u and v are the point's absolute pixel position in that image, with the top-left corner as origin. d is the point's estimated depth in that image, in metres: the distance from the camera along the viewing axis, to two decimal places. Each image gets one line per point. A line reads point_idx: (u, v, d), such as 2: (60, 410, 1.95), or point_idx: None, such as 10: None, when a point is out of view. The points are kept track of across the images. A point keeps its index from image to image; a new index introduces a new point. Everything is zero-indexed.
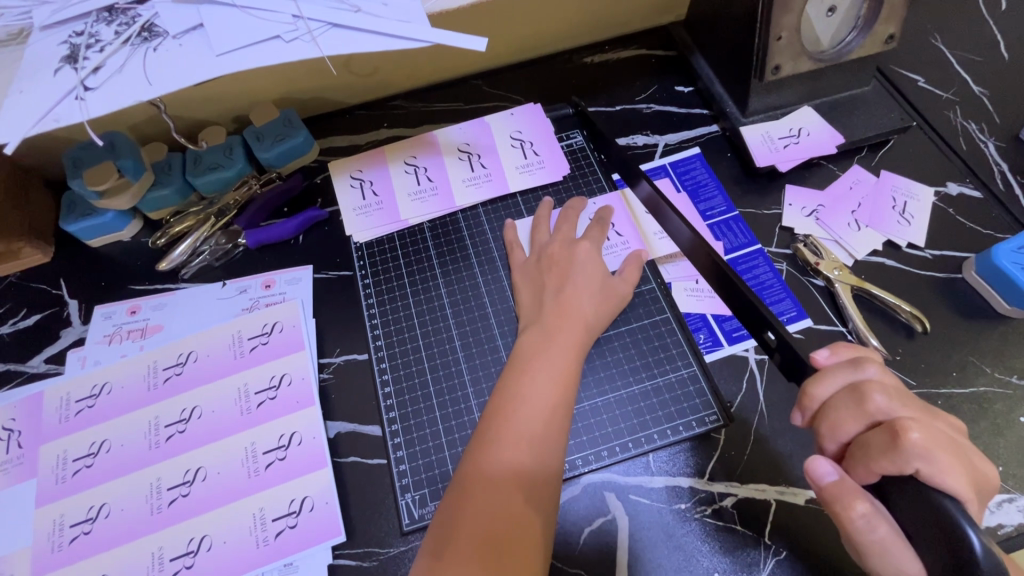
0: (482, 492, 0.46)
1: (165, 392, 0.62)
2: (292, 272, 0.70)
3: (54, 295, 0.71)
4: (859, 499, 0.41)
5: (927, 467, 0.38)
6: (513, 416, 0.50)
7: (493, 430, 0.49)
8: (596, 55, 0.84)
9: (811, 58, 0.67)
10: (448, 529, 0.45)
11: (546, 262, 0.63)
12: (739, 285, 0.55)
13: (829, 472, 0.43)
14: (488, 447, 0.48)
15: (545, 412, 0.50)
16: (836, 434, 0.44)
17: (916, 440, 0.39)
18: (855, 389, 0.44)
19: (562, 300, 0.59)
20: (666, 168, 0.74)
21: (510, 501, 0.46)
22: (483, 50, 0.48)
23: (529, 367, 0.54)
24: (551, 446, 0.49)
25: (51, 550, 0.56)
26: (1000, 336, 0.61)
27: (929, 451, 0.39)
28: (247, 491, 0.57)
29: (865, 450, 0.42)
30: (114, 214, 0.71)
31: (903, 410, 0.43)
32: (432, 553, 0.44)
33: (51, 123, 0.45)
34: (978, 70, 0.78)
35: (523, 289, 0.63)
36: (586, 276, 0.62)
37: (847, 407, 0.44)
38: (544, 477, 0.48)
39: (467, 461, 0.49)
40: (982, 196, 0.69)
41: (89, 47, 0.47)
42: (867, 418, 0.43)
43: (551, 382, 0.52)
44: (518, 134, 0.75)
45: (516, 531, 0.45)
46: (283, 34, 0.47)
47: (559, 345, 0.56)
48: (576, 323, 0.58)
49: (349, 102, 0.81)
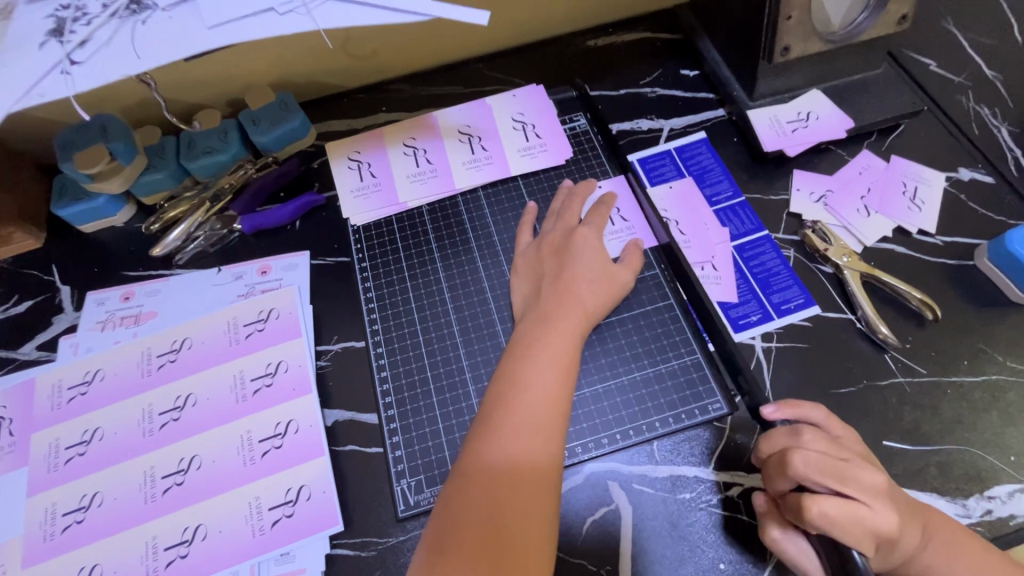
0: (489, 479, 0.45)
1: (159, 379, 0.61)
2: (288, 258, 0.68)
3: (46, 281, 0.70)
4: (773, 530, 0.49)
5: (827, 531, 0.44)
6: (518, 394, 0.49)
7: (497, 410, 0.48)
8: (599, 38, 0.82)
9: (821, 39, 0.65)
10: (451, 517, 0.44)
11: (547, 248, 0.62)
12: (703, 303, 0.61)
13: (761, 506, 0.50)
14: (493, 427, 0.47)
15: (547, 400, 0.49)
16: (771, 485, 0.49)
17: (814, 514, 0.44)
18: (781, 457, 0.47)
19: (560, 285, 0.57)
20: (672, 153, 0.73)
21: (519, 490, 0.45)
22: (485, 24, 0.45)
23: (532, 345, 0.52)
24: (558, 424, 0.48)
25: (43, 539, 0.55)
26: (1012, 323, 0.60)
27: (832, 523, 0.44)
28: (242, 478, 0.56)
29: (785, 506, 0.47)
30: (106, 199, 0.69)
31: (822, 480, 0.45)
32: (435, 544, 0.44)
33: (36, 99, 0.43)
34: (989, 53, 0.76)
35: (526, 271, 0.62)
36: (590, 259, 0.60)
37: (774, 470, 0.48)
38: (549, 451, 0.47)
39: (472, 444, 0.47)
40: (995, 181, 0.68)
41: (75, 19, 0.45)
42: (788, 482, 0.47)
43: (558, 359, 0.51)
44: (520, 116, 0.74)
45: (528, 510, 0.44)
46: (278, 6, 0.45)
47: (559, 325, 0.54)
48: (578, 306, 0.56)
49: (347, 85, 0.80)
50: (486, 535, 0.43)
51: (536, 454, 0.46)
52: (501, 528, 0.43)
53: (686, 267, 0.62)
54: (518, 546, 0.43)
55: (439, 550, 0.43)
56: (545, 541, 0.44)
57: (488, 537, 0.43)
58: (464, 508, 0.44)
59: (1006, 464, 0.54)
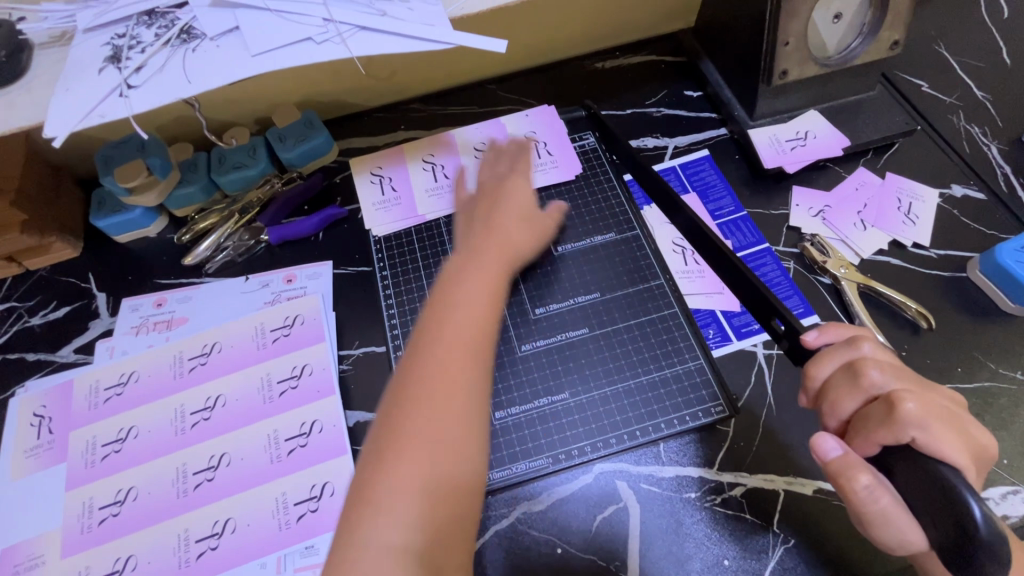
0: (418, 395, 0.43)
1: (190, 381, 0.64)
2: (312, 267, 0.72)
3: (83, 288, 0.74)
4: (863, 471, 0.41)
5: (922, 436, 0.40)
6: (450, 314, 0.47)
7: (428, 331, 0.46)
8: (607, 61, 0.87)
9: (817, 63, 0.69)
10: (386, 442, 0.41)
11: (481, 197, 0.62)
12: (752, 279, 0.55)
13: (834, 447, 0.42)
14: (423, 348, 0.45)
15: (479, 320, 0.47)
16: (836, 412, 0.45)
17: (910, 411, 0.41)
18: (851, 366, 0.45)
19: (493, 222, 0.58)
20: (676, 170, 0.76)
21: (451, 406, 0.43)
22: (503, 51, 0.49)
23: (459, 271, 0.51)
24: (486, 341, 0.47)
25: (81, 531, 0.58)
26: (1004, 332, 0.63)
27: (924, 421, 0.40)
28: (269, 475, 0.59)
29: (865, 422, 0.43)
30: (141, 211, 0.74)
31: (898, 382, 0.44)
32: (369, 471, 0.41)
33: (96, 119, 0.47)
34: (979, 75, 0.80)
35: (461, 216, 0.62)
36: (518, 203, 0.61)
37: (844, 384, 0.45)
38: (480, 360, 0.45)
39: (400, 369, 0.45)
40: (987, 197, 0.71)
41: (131, 48, 0.50)
42: (863, 393, 0.44)
43: (486, 283, 0.50)
44: (532, 134, 0.78)
45: (461, 417, 0.43)
46: (315, 36, 0.49)
47: (487, 255, 0.54)
48: (500, 246, 0.56)
49: (368, 105, 0.85)
50: (417, 452, 0.41)
51: (470, 374, 0.44)
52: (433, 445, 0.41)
53: (719, 243, 0.58)
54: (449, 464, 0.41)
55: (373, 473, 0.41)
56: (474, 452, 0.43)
57: (423, 455, 0.41)
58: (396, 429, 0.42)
59: (999, 466, 0.56)
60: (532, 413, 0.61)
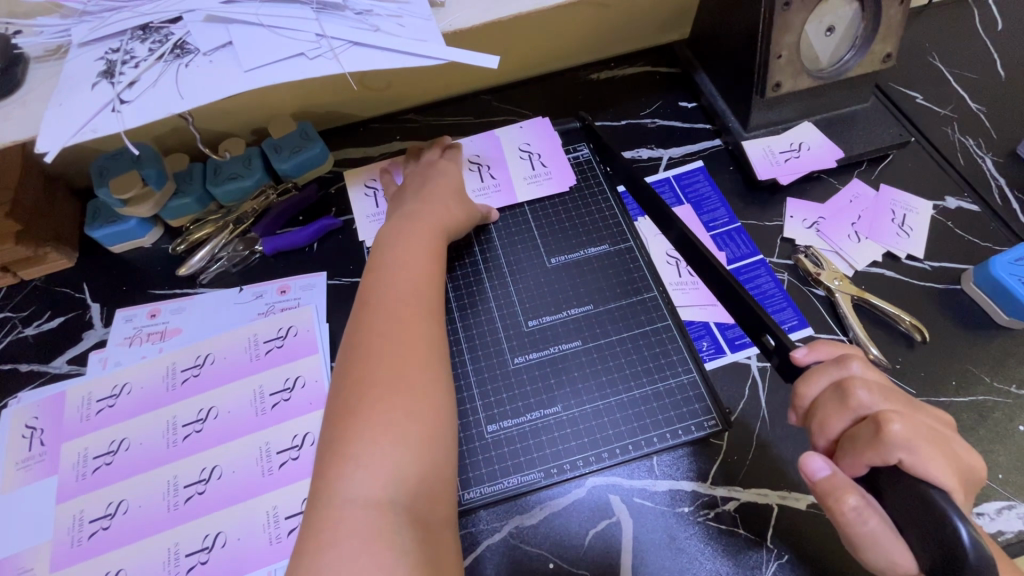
0: (374, 337, 0.49)
1: (183, 393, 0.64)
2: (306, 278, 0.72)
3: (77, 299, 0.74)
4: (851, 492, 0.41)
5: (909, 457, 0.40)
6: (390, 274, 0.55)
7: (373, 290, 0.53)
8: (602, 71, 0.87)
9: (811, 76, 0.69)
10: (353, 379, 0.47)
11: (411, 178, 0.71)
12: (743, 294, 0.54)
13: (822, 467, 0.43)
14: (374, 302, 0.52)
15: (419, 275, 0.55)
16: (825, 431, 0.45)
17: (896, 432, 0.40)
18: (839, 386, 0.45)
19: (426, 195, 0.66)
20: (670, 181, 0.77)
21: (406, 343, 0.49)
22: (495, 67, 0.49)
23: (397, 238, 0.60)
24: (428, 292, 0.54)
25: (71, 545, 0.58)
26: (998, 346, 0.63)
27: (910, 442, 0.40)
28: (260, 488, 0.59)
29: (853, 443, 0.43)
30: (136, 222, 0.74)
31: (886, 403, 0.43)
32: (344, 407, 0.46)
33: (88, 134, 0.47)
34: (974, 87, 0.80)
35: (398, 195, 0.70)
36: (448, 178, 0.69)
37: (832, 403, 0.45)
38: (424, 305, 0.53)
39: (357, 322, 0.51)
40: (981, 210, 0.71)
41: (125, 63, 0.50)
42: (852, 413, 0.44)
43: (424, 246, 0.60)
44: (526, 146, 0.78)
45: (418, 352, 0.49)
46: (308, 51, 0.49)
47: (424, 223, 0.62)
48: (434, 220, 0.63)
49: (364, 115, 0.85)
50: (383, 379, 0.46)
51: (417, 317, 0.51)
52: (396, 373, 0.47)
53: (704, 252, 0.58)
54: (414, 384, 0.47)
55: (347, 405, 0.46)
56: (435, 377, 0.48)
57: (390, 381, 0.46)
58: (361, 367, 0.47)
59: (993, 481, 0.56)
60: (524, 426, 0.61)
